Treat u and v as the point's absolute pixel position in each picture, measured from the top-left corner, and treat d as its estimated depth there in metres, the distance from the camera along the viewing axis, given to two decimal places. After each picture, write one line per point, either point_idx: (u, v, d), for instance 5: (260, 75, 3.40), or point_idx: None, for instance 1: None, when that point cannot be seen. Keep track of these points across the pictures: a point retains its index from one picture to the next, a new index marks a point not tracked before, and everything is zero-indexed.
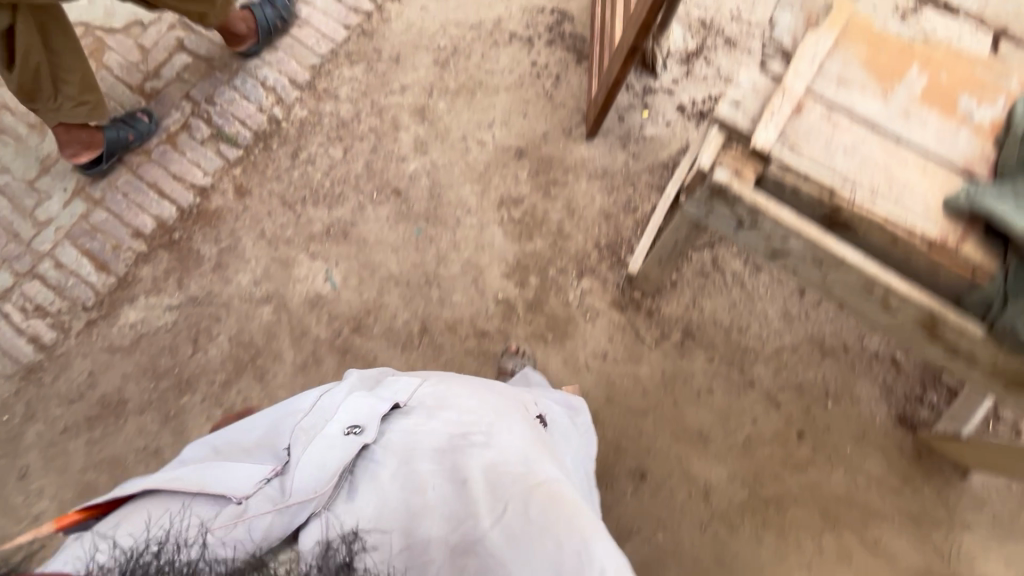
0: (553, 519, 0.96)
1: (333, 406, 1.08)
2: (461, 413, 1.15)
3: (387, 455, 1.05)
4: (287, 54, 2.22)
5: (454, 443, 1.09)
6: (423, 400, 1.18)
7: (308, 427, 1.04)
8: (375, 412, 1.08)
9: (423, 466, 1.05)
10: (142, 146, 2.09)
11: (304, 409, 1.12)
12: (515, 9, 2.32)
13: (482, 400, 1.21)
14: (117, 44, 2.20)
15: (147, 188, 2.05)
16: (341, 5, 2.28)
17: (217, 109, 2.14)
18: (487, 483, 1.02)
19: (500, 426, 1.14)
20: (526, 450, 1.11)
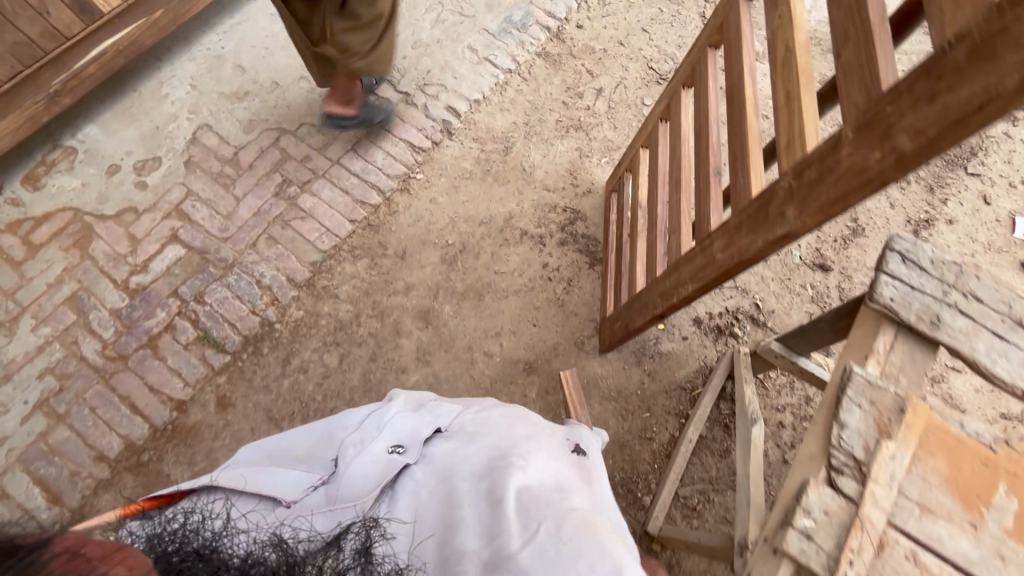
0: (592, 531, 0.86)
1: (381, 425, 1.05)
2: (505, 437, 1.05)
3: (424, 475, 0.98)
4: (287, 247, 2.11)
5: (488, 458, 0.99)
6: (462, 424, 1.10)
7: (350, 444, 1.01)
8: (418, 434, 1.05)
9: (455, 477, 0.97)
10: (119, 351, 1.92)
11: (354, 425, 1.07)
12: (526, 205, 2.26)
13: (526, 428, 1.11)
14: (106, 233, 2.09)
15: (118, 401, 1.86)
16: (347, 197, 2.20)
17: (206, 308, 2.00)
18: (515, 489, 0.91)
19: (541, 449, 1.05)
20: (567, 480, 1.00)
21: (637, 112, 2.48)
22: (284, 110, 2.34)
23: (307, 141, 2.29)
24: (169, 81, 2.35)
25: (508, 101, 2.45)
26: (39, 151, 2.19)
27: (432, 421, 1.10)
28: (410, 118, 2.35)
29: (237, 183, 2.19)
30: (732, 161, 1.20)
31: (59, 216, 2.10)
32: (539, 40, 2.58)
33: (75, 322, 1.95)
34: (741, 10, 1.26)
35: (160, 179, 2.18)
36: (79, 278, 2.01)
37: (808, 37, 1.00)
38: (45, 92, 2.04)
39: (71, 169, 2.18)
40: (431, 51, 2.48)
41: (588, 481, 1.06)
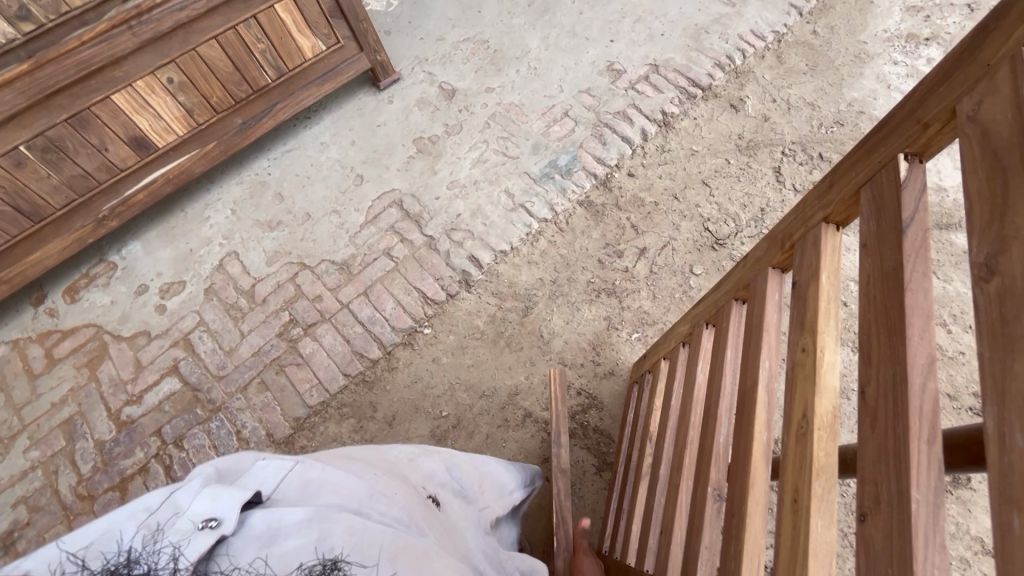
0: (438, 561, 0.74)
1: (188, 495, 0.68)
2: (334, 483, 0.76)
3: (248, 546, 0.65)
4: (275, 397, 2.02)
5: (325, 514, 0.70)
6: (295, 482, 0.74)
7: (159, 524, 0.65)
8: (236, 495, 0.68)
9: (291, 541, 0.66)
10: (90, 490, 1.89)
11: (141, 506, 0.66)
12: (536, 380, 2.02)
13: (361, 468, 0.85)
14: (117, 355, 2.12)
15: None
16: (347, 346, 2.09)
17: (181, 455, 1.93)
18: (360, 540, 0.69)
19: (386, 491, 0.81)
20: (412, 527, 0.79)
21: (682, 280, 2.17)
22: (310, 244, 2.31)
23: (323, 279, 2.23)
24: (214, 205, 2.43)
25: (539, 254, 2.25)
26: (85, 264, 2.33)
27: (244, 479, 0.73)
28: (429, 265, 2.23)
29: (246, 317, 2.16)
30: (729, 508, 0.86)
31: (81, 333, 2.18)
32: (583, 187, 2.38)
33: (62, 450, 1.96)
34: (767, 283, 0.95)
35: (178, 304, 2.21)
36: (80, 401, 2.04)
37: (837, 408, 0.69)
38: (94, 216, 2.20)
39: (107, 285, 2.28)
40: (466, 193, 2.39)
41: (431, 522, 0.85)
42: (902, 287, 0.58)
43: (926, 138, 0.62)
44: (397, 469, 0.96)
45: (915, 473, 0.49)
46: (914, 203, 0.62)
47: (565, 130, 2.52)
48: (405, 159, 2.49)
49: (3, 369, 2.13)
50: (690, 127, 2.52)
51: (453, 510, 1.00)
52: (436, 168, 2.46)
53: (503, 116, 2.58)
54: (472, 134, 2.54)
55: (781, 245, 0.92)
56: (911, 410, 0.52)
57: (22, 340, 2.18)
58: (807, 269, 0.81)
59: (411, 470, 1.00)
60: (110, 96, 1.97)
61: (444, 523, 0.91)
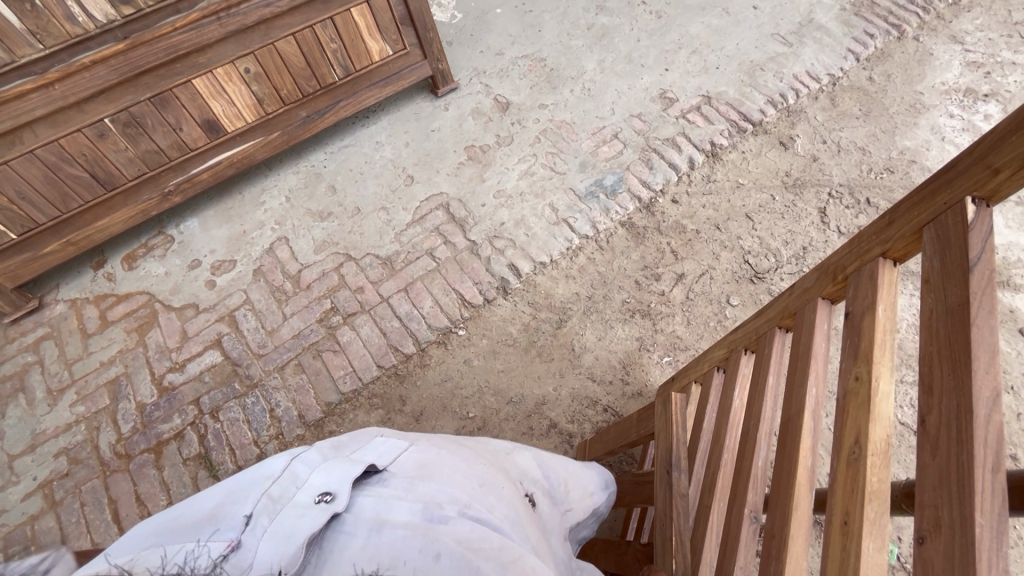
0: None
1: (307, 469, 0.79)
2: (446, 480, 0.81)
3: (355, 526, 0.71)
4: (310, 379, 2.08)
5: (432, 512, 0.74)
6: (408, 464, 0.84)
7: (275, 495, 0.75)
8: (349, 472, 0.78)
9: (397, 529, 0.71)
10: (127, 449, 1.97)
11: (268, 474, 0.78)
12: (564, 393, 2.04)
13: (478, 463, 0.91)
14: (165, 324, 2.22)
15: (105, 503, 1.89)
16: (383, 339, 2.15)
17: (215, 426, 2.00)
18: (466, 545, 0.70)
19: (493, 494, 0.84)
20: (518, 536, 0.79)
21: (718, 309, 2.18)
22: (357, 237, 2.40)
23: (366, 272, 2.30)
24: (270, 190, 2.54)
25: (577, 269, 2.29)
26: (146, 234, 2.46)
27: (369, 457, 0.84)
28: (470, 269, 2.29)
29: (290, 301, 2.25)
30: (769, 529, 0.88)
31: (135, 300, 2.29)
32: (626, 209, 2.42)
33: (105, 408, 2.05)
34: (817, 313, 0.98)
35: (227, 282, 2.31)
36: (126, 363, 2.13)
37: (890, 437, 0.71)
38: (160, 190, 2.32)
39: (162, 256, 2.39)
40: (511, 203, 2.45)
41: (531, 528, 0.86)
42: (967, 323, 0.61)
43: (995, 183, 0.65)
44: (504, 466, 1.03)
45: (979, 499, 0.52)
46: (981, 242, 0.65)
47: (614, 152, 2.57)
48: (455, 165, 2.57)
49: (60, 325, 2.24)
50: (737, 160, 2.55)
51: (541, 511, 1.05)
52: (484, 176, 2.53)
53: (554, 132, 2.65)
54: (522, 147, 2.61)
55: (833, 277, 0.94)
56: (976, 440, 0.54)
57: (80, 300, 2.30)
58: (861, 300, 0.83)
59: (515, 466, 1.07)
60: (192, 79, 2.09)
61: (538, 525, 0.96)
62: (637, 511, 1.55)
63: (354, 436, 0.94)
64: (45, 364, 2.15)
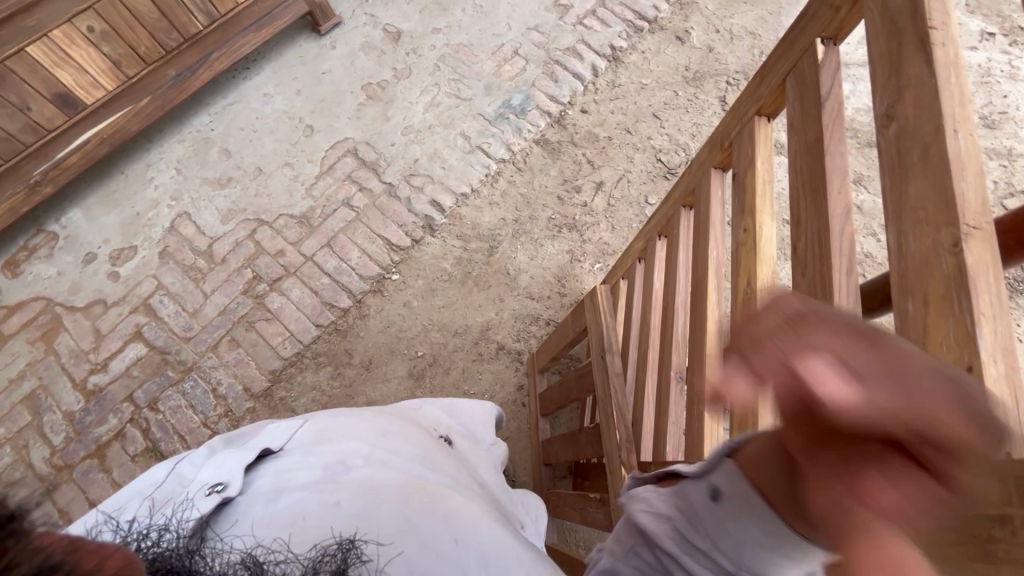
0: (443, 502, 0.83)
1: (193, 468, 0.85)
2: (344, 442, 0.90)
3: (253, 500, 0.77)
4: (248, 352, 2.02)
5: (332, 469, 0.84)
6: (304, 437, 0.92)
7: (159, 497, 0.81)
8: (240, 459, 0.84)
9: (296, 491, 0.78)
10: (66, 459, 1.87)
11: (156, 480, 0.85)
12: (506, 315, 2.10)
13: (377, 420, 1.01)
14: (73, 326, 2.05)
15: (57, 516, 1.81)
16: (315, 298, 2.10)
17: (158, 417, 1.93)
18: (364, 486, 0.80)
19: (393, 443, 0.94)
20: (420, 469, 0.91)
21: (639, 210, 2.27)
22: (265, 199, 2.26)
23: (283, 234, 2.19)
24: (156, 165, 2.32)
25: (499, 194, 2.29)
26: (23, 236, 2.20)
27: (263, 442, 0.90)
28: (392, 212, 2.24)
29: (207, 277, 2.12)
30: (692, 380, 0.97)
31: (31, 307, 2.09)
32: (538, 126, 2.41)
33: (29, 424, 1.92)
34: (711, 182, 1.04)
35: (132, 270, 2.14)
36: (40, 375, 1.98)
37: (775, 273, 0.79)
38: (25, 183, 2.06)
39: (49, 255, 2.17)
40: (422, 138, 2.37)
41: (435, 458, 0.99)
42: (823, 153, 0.67)
43: (840, 20, 0.70)
44: (411, 416, 1.13)
45: (838, 298, 0.59)
46: (830, 78, 0.70)
47: (517, 69, 2.51)
48: (356, 107, 2.43)
49: None
50: (638, 61, 2.55)
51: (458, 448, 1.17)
52: (389, 114, 2.41)
53: (453, 57, 2.53)
54: (422, 77, 2.49)
55: (722, 145, 1.00)
56: (833, 250, 0.61)
57: None
58: (744, 160, 0.89)
59: (424, 417, 1.18)
60: (25, 48, 1.81)
61: (452, 457, 1.08)
62: (586, 399, 1.64)
63: (246, 432, 1.02)
64: None
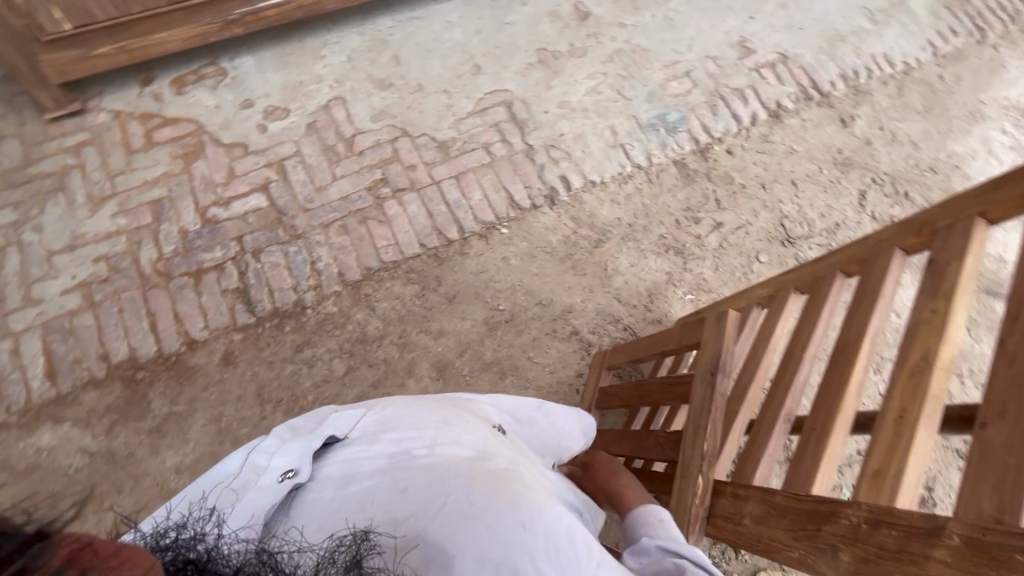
0: (512, 483, 0.83)
1: (262, 457, 0.89)
2: (409, 427, 0.94)
3: (325, 486, 0.84)
4: (353, 242, 2.13)
5: (398, 455, 0.88)
6: (370, 424, 0.96)
7: (237, 487, 0.84)
8: (306, 448, 0.89)
9: (365, 480, 0.84)
10: (167, 269, 2.02)
11: (227, 470, 0.88)
12: (590, 306, 2.17)
13: (438, 406, 1.04)
14: (212, 157, 2.20)
15: (143, 314, 1.96)
16: (428, 220, 2.20)
17: (257, 266, 2.06)
18: (429, 473, 0.83)
19: (455, 428, 0.95)
20: (488, 452, 0.92)
21: (746, 262, 2.30)
22: (415, 114, 2.37)
23: (420, 152, 2.30)
24: (332, 46, 2.45)
25: (624, 195, 2.35)
26: (197, 62, 2.36)
27: (328, 431, 0.94)
28: (522, 172, 2.32)
29: (341, 162, 2.24)
30: (809, 424, 1.02)
31: (183, 125, 2.24)
32: (682, 148, 2.46)
33: (147, 225, 2.07)
34: (891, 259, 1.08)
35: (279, 129, 2.28)
36: (170, 187, 2.13)
37: (954, 358, 0.84)
38: (223, 17, 2.21)
39: (213, 87, 2.32)
40: (574, 116, 2.44)
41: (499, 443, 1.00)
42: None
43: None
44: (468, 405, 1.14)
45: None
46: None
47: (683, 89, 2.56)
48: (524, 65, 2.51)
49: (102, 134, 2.19)
50: (796, 126, 2.58)
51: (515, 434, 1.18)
52: (552, 83, 2.50)
53: (628, 55, 2.60)
54: (594, 62, 2.56)
55: (918, 229, 1.04)
56: None
57: (125, 112, 2.24)
58: (948, 250, 0.94)
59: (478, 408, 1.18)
60: None
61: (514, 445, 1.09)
62: (665, 409, 1.68)
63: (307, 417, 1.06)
64: (86, 170, 2.13)
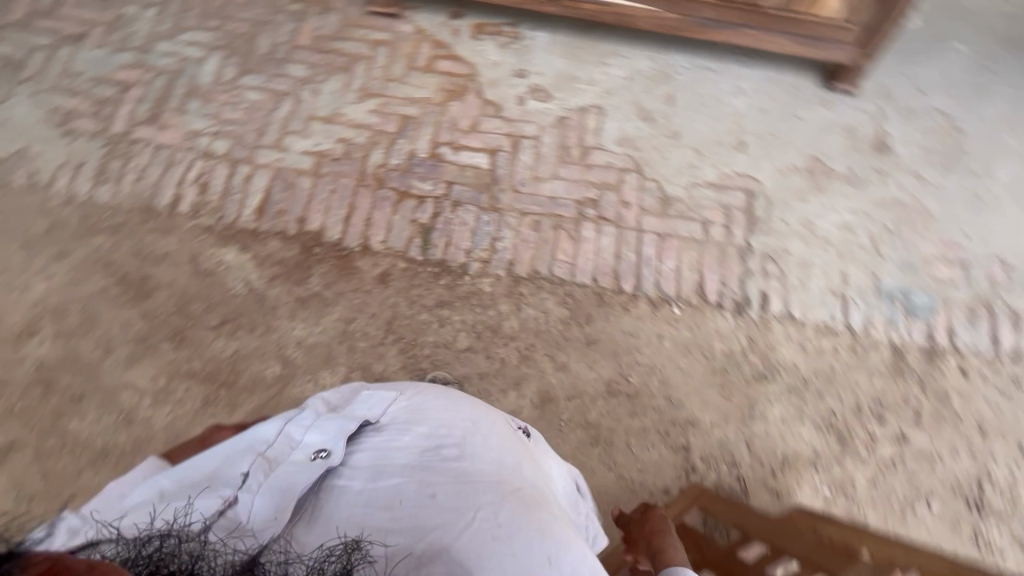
0: (534, 506, 0.88)
1: (298, 431, 0.99)
2: (438, 424, 1.00)
3: (356, 473, 0.93)
4: (537, 241, 2.14)
5: (426, 455, 0.94)
6: (401, 412, 1.03)
7: (272, 457, 0.95)
8: (340, 430, 0.98)
9: (392, 475, 0.91)
10: (383, 177, 2.19)
11: (264, 437, 0.98)
12: (715, 434, 1.94)
13: (468, 401, 1.08)
14: (468, 105, 2.33)
15: (346, 202, 2.14)
16: (612, 260, 2.14)
17: (449, 215, 2.15)
18: (454, 480, 0.89)
19: (485, 430, 1.01)
20: (513, 464, 0.97)
21: (915, 500, 1.86)
22: (658, 158, 2.29)
23: (643, 194, 2.23)
24: (620, 59, 2.45)
25: (816, 347, 2.06)
26: (502, 19, 2.50)
27: (361, 413, 1.03)
28: (727, 266, 2.15)
29: (568, 166, 2.25)
30: None
31: (462, 66, 2.39)
32: (909, 337, 2.07)
33: (389, 134, 2.26)
34: None
35: (534, 109, 2.34)
36: (424, 112, 2.30)
37: None
38: None
39: (502, 47, 2.44)
40: (811, 242, 2.20)
41: (523, 449, 1.04)
42: None
43: None
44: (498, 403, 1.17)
45: None
46: None
47: (951, 277, 2.17)
48: (789, 166, 2.31)
49: (399, 42, 2.42)
50: None
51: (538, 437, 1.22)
52: (808, 197, 2.27)
53: (907, 211, 2.26)
54: (865, 199, 2.27)
55: None
56: None
57: (426, 33, 2.45)
58: None
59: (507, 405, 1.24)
60: None
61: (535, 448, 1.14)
62: None
63: (344, 390, 1.16)
64: (372, 65, 2.37)
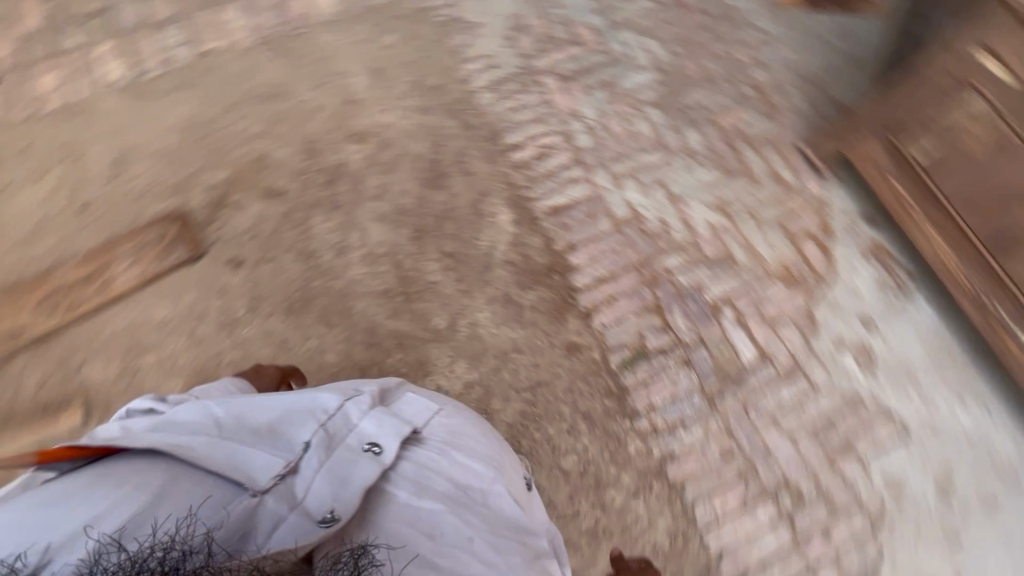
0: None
1: (356, 412, 1.03)
2: (472, 461, 1.06)
3: (401, 482, 0.95)
4: (711, 465, 1.87)
5: (459, 494, 0.98)
6: (443, 431, 1.09)
7: (330, 432, 0.98)
8: (395, 430, 1.01)
9: (434, 501, 0.94)
10: (657, 280, 2.05)
11: (320, 407, 1.01)
12: None
13: (494, 446, 1.16)
14: (790, 300, 2.01)
15: (611, 269, 2.07)
16: (752, 557, 1.79)
17: (670, 364, 1.96)
18: (484, 532, 0.94)
19: (503, 479, 1.08)
20: (524, 530, 1.03)
21: None
22: (908, 536, 1.76)
23: (850, 546, 1.77)
24: (985, 413, 1.85)
25: None
26: (908, 262, 2.03)
27: (410, 418, 1.07)
28: None
29: (812, 442, 1.86)
30: None
31: (823, 264, 2.03)
32: None
33: (702, 254, 2.08)
34: None
35: (842, 366, 1.92)
36: (747, 267, 2.06)
37: None
38: (984, 294, 1.83)
39: (879, 285, 2.01)
40: None
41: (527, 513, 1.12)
42: None
43: None
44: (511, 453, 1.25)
45: None
46: None
47: None
48: None
49: (796, 192, 2.14)
50: None
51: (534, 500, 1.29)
52: None
53: None
54: None
55: None
56: None
57: (825, 207, 2.12)
58: None
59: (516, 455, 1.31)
60: None
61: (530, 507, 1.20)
62: None
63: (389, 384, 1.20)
64: (752, 188, 2.16)
